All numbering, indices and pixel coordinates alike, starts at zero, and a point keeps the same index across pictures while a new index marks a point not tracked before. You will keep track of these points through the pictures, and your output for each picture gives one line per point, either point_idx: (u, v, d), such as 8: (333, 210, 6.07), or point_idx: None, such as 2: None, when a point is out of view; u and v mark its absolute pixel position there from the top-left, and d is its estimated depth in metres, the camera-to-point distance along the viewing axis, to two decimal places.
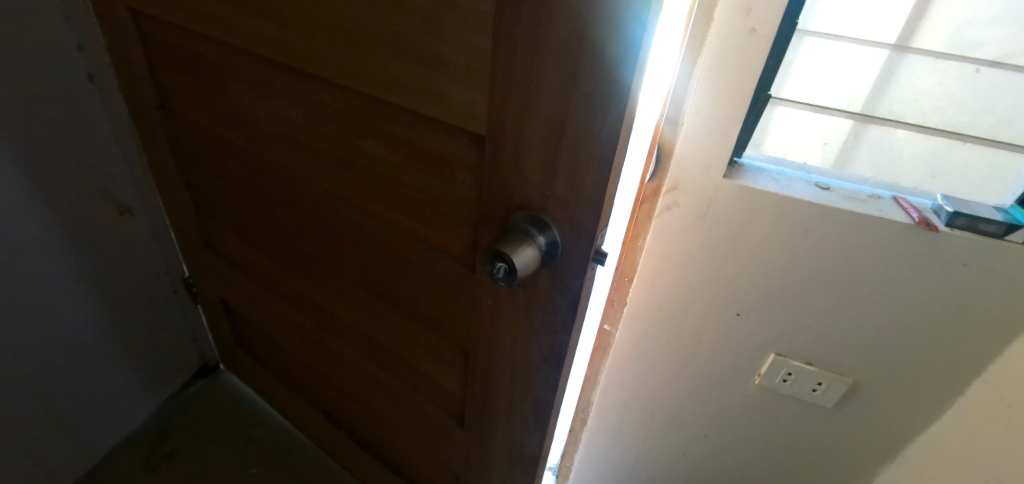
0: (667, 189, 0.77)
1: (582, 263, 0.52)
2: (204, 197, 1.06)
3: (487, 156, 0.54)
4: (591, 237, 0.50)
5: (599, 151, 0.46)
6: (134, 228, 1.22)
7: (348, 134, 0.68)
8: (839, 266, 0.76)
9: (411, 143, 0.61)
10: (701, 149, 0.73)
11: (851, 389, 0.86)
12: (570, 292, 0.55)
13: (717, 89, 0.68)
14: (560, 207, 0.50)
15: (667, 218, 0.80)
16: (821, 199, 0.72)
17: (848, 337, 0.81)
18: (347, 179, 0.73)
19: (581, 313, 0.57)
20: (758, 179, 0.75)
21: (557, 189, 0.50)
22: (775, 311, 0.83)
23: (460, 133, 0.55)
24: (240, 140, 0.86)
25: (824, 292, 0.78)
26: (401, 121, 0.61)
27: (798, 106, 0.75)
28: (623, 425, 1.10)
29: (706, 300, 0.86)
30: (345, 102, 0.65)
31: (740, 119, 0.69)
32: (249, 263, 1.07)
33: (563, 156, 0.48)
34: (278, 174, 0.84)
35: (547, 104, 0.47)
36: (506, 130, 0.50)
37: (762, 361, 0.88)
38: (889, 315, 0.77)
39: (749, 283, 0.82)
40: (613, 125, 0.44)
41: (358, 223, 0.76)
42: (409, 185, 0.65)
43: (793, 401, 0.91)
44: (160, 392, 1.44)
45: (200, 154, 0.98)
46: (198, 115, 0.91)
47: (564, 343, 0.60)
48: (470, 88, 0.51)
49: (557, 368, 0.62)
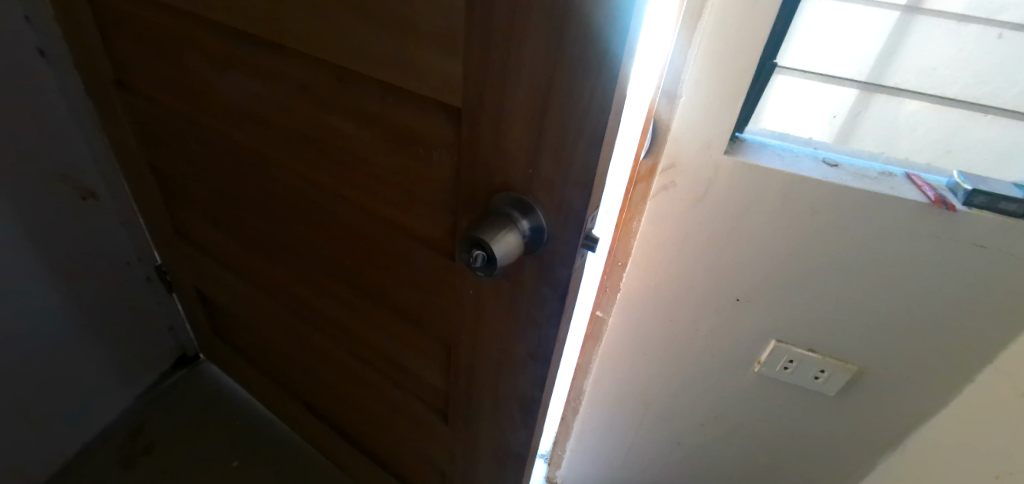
0: (663, 168, 0.72)
1: (571, 251, 0.47)
2: (170, 182, 1.00)
3: (464, 133, 0.48)
4: (580, 222, 0.45)
5: (589, 124, 0.40)
6: (101, 214, 1.15)
7: (314, 111, 0.61)
8: (847, 249, 0.71)
9: (381, 119, 0.55)
10: (701, 125, 0.67)
11: (854, 378, 0.82)
12: (558, 282, 0.50)
13: (719, 58, 0.62)
14: (545, 190, 0.45)
15: (663, 199, 0.75)
16: (828, 178, 0.67)
17: (853, 323, 0.77)
18: (315, 159, 0.66)
19: (569, 305, 0.52)
20: (762, 156, 0.70)
21: (542, 168, 0.44)
22: (777, 297, 0.78)
23: (434, 106, 0.49)
24: (202, 119, 0.79)
25: (829, 277, 0.74)
26: (369, 94, 0.54)
27: (806, 76, 0.69)
28: (617, 414, 1.06)
29: (704, 286, 0.81)
30: (307, 73, 0.59)
31: (744, 91, 0.64)
32: (221, 251, 1.01)
33: (549, 130, 0.42)
34: (244, 155, 0.77)
35: (529, 70, 0.40)
36: (483, 102, 0.44)
37: (762, 349, 0.84)
38: (897, 300, 0.73)
39: (751, 268, 0.77)
40: (605, 94, 0.38)
41: (330, 208, 0.70)
42: (382, 166, 0.59)
43: (793, 390, 0.87)
44: (138, 384, 1.39)
45: (161, 135, 0.91)
46: (157, 92, 0.84)
47: (551, 337, 0.55)
48: (443, 54, 0.45)
49: (544, 364, 0.58)
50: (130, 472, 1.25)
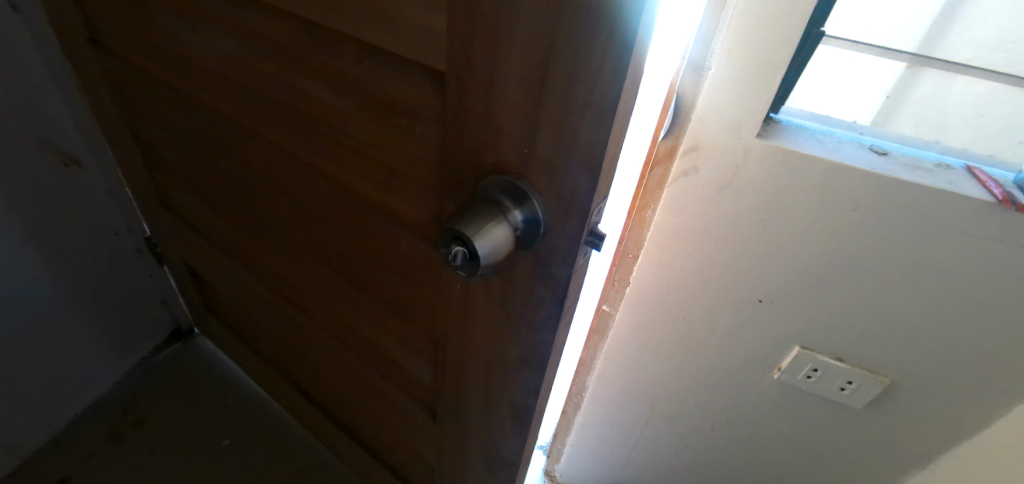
0: (684, 151, 0.63)
1: (571, 248, 0.40)
2: (152, 151, 0.93)
3: (449, 102, 0.40)
4: (583, 215, 0.37)
5: (599, 95, 0.32)
6: (85, 182, 1.09)
7: (286, 73, 0.54)
8: (891, 250, 0.62)
9: (357, 84, 0.47)
10: (731, 102, 0.58)
11: (884, 391, 0.75)
12: (556, 283, 0.42)
13: (757, 24, 0.53)
14: (543, 174, 0.37)
15: (682, 186, 0.66)
16: (876, 168, 0.58)
17: (889, 332, 0.69)
18: (291, 130, 0.59)
19: (568, 309, 0.45)
20: (799, 140, 0.61)
21: (539, 147, 0.36)
22: (805, 299, 0.70)
23: (415, 69, 0.41)
24: (175, 82, 0.72)
25: (867, 280, 0.66)
26: (343, 54, 0.46)
27: (857, 49, 0.60)
28: (620, 412, 1.00)
29: (723, 284, 0.73)
30: (277, 29, 0.51)
31: (785, 63, 0.54)
32: (206, 225, 0.95)
33: (549, 102, 0.34)
34: (219, 124, 0.70)
35: (525, 24, 0.32)
36: (471, 64, 0.36)
37: (784, 354, 0.77)
38: (943, 309, 0.65)
39: (777, 267, 0.69)
40: (620, 55, 0.30)
41: (309, 185, 0.63)
42: (360, 139, 0.51)
43: (814, 399, 0.80)
44: (130, 358, 1.36)
45: (138, 99, 0.84)
46: (129, 50, 0.76)
47: (547, 343, 0.48)
48: (424, 5, 0.37)
49: (538, 371, 0.51)
50: (120, 447, 1.23)
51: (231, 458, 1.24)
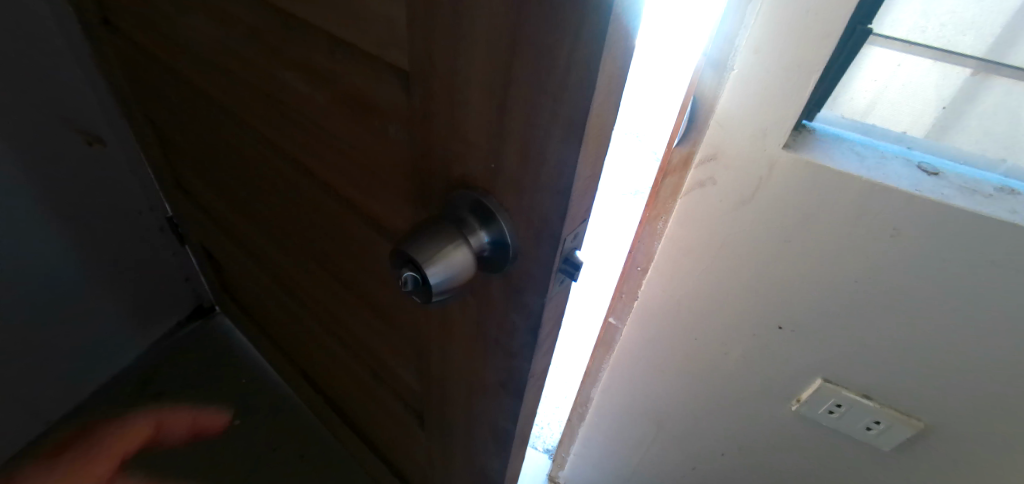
0: (700, 160, 0.57)
1: (544, 277, 0.35)
2: (165, 134, 0.93)
3: (415, 105, 0.35)
4: (555, 242, 0.33)
5: (567, 109, 0.27)
6: (108, 161, 1.11)
7: (267, 64, 0.50)
8: (934, 283, 0.55)
9: (329, 80, 0.43)
10: (756, 107, 0.52)
11: (916, 434, 0.67)
12: (529, 311, 0.38)
13: (790, 19, 0.46)
14: (510, 192, 0.33)
15: (698, 199, 0.60)
16: (923, 190, 0.51)
17: (927, 373, 0.61)
18: (277, 123, 0.56)
19: (545, 338, 0.40)
20: (834, 153, 0.53)
21: (506, 163, 0.32)
22: (832, 329, 0.63)
23: (382, 65, 0.37)
24: (176, 67, 0.70)
25: (904, 315, 0.58)
26: (316, 46, 0.43)
27: (915, 51, 0.52)
28: (626, 428, 0.95)
29: (740, 306, 0.67)
30: (256, 15, 0.47)
31: (821, 65, 0.47)
32: (215, 211, 0.95)
33: (514, 113, 0.29)
34: (216, 111, 0.68)
35: (485, 21, 0.27)
36: (432, 65, 0.32)
37: (804, 385, 0.70)
38: (991, 353, 0.57)
39: (801, 292, 0.62)
40: (587, 63, 0.25)
41: (296, 181, 0.60)
42: (338, 138, 0.48)
43: (836, 436, 0.73)
44: (153, 332, 1.40)
45: (148, 83, 0.83)
46: (136, 34, 0.75)
47: (523, 371, 0.44)
48: None
49: (516, 398, 0.47)
50: None
51: (240, 437, 1.26)
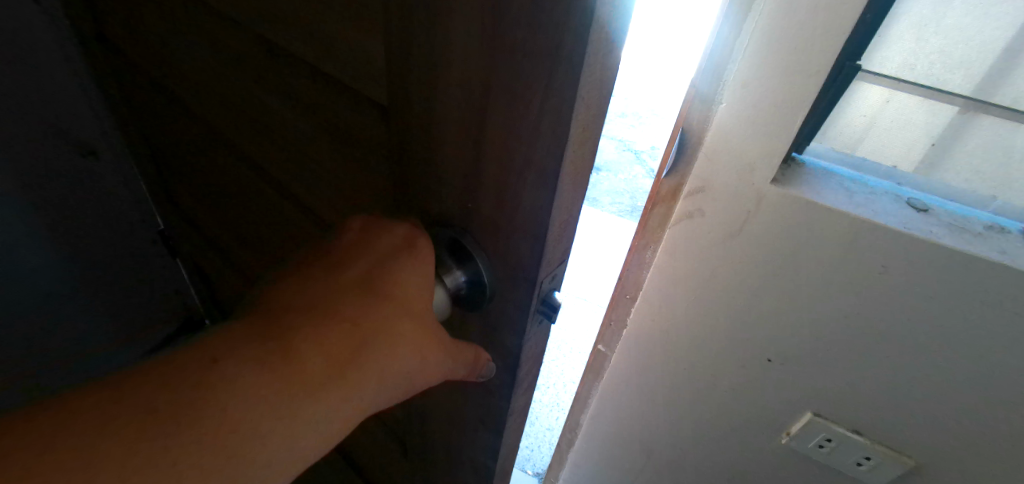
0: (689, 192, 0.57)
1: (520, 318, 0.34)
2: (157, 150, 0.92)
3: (393, 142, 0.35)
4: (530, 285, 0.32)
5: (539, 156, 0.26)
6: (102, 172, 1.06)
7: (254, 90, 0.50)
8: (923, 321, 0.54)
9: (312, 109, 0.43)
10: (744, 142, 0.51)
11: (906, 472, 0.66)
12: (507, 351, 0.37)
13: (777, 56, 0.46)
14: (486, 234, 0.32)
15: (686, 230, 0.59)
16: (911, 228, 0.50)
17: (916, 410, 0.60)
18: (264, 147, 0.56)
19: (523, 377, 0.40)
20: (823, 188, 0.53)
21: (481, 205, 0.31)
22: (821, 362, 0.62)
23: (362, 100, 0.36)
24: (168, 86, 0.70)
25: (894, 352, 0.57)
26: (300, 77, 0.42)
27: (907, 89, 0.52)
28: (615, 455, 0.93)
29: (730, 338, 0.66)
30: (243, 40, 0.47)
31: (808, 102, 0.47)
32: (204, 227, 0.94)
33: (488, 155, 0.29)
34: (207, 131, 0.68)
35: (459, 67, 0.27)
36: (410, 105, 0.31)
37: (794, 419, 0.69)
38: (982, 393, 0.56)
39: (790, 326, 0.61)
40: (557, 116, 0.24)
41: (282, 204, 0.60)
42: (321, 166, 0.47)
43: (826, 471, 0.72)
44: (140, 345, 1.38)
45: (141, 99, 0.83)
46: (130, 52, 0.75)
47: (501, 408, 0.43)
48: (363, 33, 0.32)
49: (495, 434, 0.46)
50: None
51: None
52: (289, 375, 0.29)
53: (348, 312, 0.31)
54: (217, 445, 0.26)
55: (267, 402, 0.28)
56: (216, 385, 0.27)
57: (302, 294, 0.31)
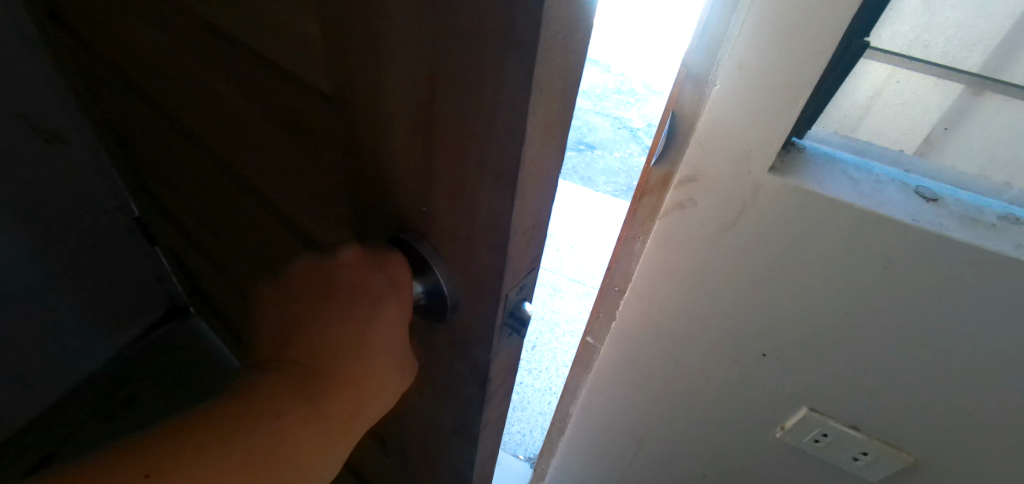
0: (680, 180, 0.53)
1: (486, 332, 0.31)
2: (120, 135, 0.87)
3: (341, 135, 0.31)
4: (494, 298, 0.28)
5: (495, 154, 0.22)
6: (68, 158, 0.99)
7: (202, 73, 0.46)
8: (927, 318, 0.51)
9: (260, 96, 0.39)
10: (740, 127, 0.47)
11: (903, 467, 0.64)
12: (475, 364, 0.34)
13: (778, 32, 0.41)
14: (444, 241, 0.28)
15: (678, 220, 0.56)
16: (919, 219, 0.46)
17: (915, 406, 0.58)
18: (219, 135, 0.51)
19: (494, 390, 0.36)
20: (825, 175, 0.49)
21: (436, 210, 0.28)
22: (818, 358, 0.59)
23: (307, 87, 0.32)
24: (120, 67, 0.64)
25: (893, 349, 0.54)
26: (243, 59, 0.38)
27: (920, 69, 0.47)
28: (606, 446, 0.92)
29: (723, 332, 0.63)
30: (184, 19, 0.42)
31: (813, 83, 0.43)
32: (175, 217, 0.90)
33: (440, 154, 0.25)
34: (163, 116, 0.63)
35: (401, 52, 0.23)
36: (353, 95, 0.27)
37: (789, 413, 0.66)
38: (984, 391, 0.53)
39: (786, 321, 0.58)
40: (513, 113, 0.20)
41: (244, 196, 0.56)
42: (275, 158, 0.43)
43: (821, 464, 0.70)
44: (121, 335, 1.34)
45: (96, 81, 0.78)
46: (78, 31, 0.69)
47: (474, 420, 0.40)
48: (298, 11, 0.28)
49: (469, 445, 0.43)
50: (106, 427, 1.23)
51: None
52: (325, 423, 0.28)
53: (371, 350, 0.30)
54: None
55: (313, 448, 0.28)
56: (273, 444, 0.26)
57: (324, 339, 0.29)
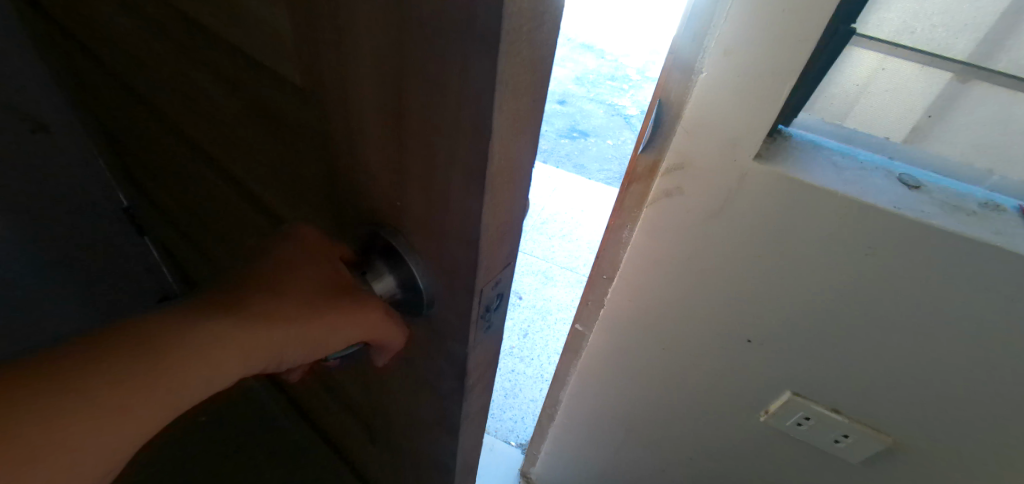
0: (667, 168, 0.52)
1: (465, 324, 0.31)
2: (98, 125, 0.85)
3: (316, 125, 0.30)
4: (472, 291, 0.28)
5: (467, 150, 0.22)
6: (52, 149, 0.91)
7: (177, 60, 0.44)
8: (906, 305, 0.52)
9: (235, 84, 0.38)
10: (725, 114, 0.47)
11: (883, 449, 0.65)
12: (455, 357, 0.34)
13: (764, 18, 0.41)
14: (421, 233, 0.28)
15: (663, 208, 0.56)
16: (902, 207, 0.47)
17: (893, 392, 0.59)
18: (198, 124, 0.50)
19: (475, 381, 0.36)
20: (809, 162, 0.49)
21: (412, 202, 0.27)
22: (801, 345, 0.60)
23: (280, 75, 0.31)
24: (95, 54, 0.63)
25: (874, 337, 0.55)
26: (217, 47, 0.37)
27: (906, 56, 0.47)
28: (595, 432, 0.93)
29: (709, 319, 0.64)
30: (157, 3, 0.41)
31: (798, 70, 0.42)
32: (159, 208, 0.88)
33: (413, 147, 0.25)
34: (142, 105, 0.62)
35: (370, 44, 0.22)
36: (325, 85, 0.27)
37: (772, 398, 0.67)
38: (960, 376, 0.54)
39: (770, 308, 0.59)
40: (482, 108, 0.20)
41: (226, 185, 0.55)
42: (254, 147, 0.42)
43: (803, 447, 0.71)
44: None
45: (72, 68, 0.75)
46: (51, 17, 0.67)
47: (456, 410, 0.40)
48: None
49: (453, 435, 0.43)
50: None
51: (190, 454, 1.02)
52: (220, 349, 0.29)
53: (280, 307, 0.31)
54: (151, 402, 0.27)
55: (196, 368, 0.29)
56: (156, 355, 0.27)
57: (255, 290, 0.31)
